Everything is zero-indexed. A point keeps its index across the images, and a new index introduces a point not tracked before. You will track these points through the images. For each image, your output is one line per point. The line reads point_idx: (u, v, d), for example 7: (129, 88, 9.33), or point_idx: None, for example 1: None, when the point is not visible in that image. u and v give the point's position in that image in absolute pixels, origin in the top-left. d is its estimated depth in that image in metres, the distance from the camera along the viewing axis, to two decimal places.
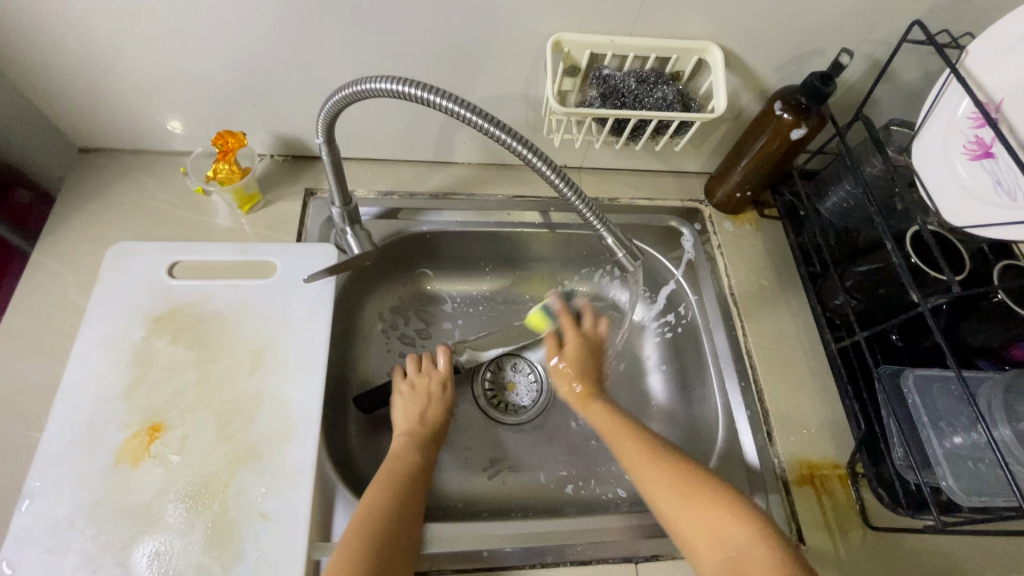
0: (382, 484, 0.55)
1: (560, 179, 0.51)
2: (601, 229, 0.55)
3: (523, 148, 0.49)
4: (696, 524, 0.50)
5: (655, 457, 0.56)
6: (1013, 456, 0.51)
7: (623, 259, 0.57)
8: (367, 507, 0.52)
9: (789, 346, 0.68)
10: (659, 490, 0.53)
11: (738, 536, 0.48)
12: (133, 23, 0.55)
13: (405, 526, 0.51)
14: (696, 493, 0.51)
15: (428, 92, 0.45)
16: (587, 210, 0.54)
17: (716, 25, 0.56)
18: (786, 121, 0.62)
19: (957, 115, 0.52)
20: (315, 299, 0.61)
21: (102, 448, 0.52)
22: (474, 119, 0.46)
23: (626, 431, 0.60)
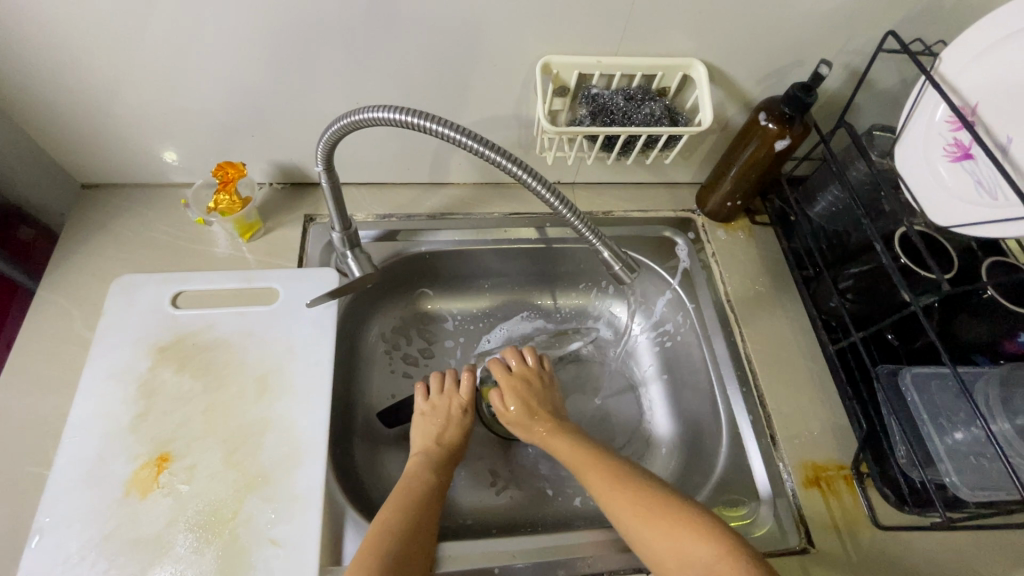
0: (394, 506, 0.54)
1: (553, 196, 0.52)
2: (596, 243, 0.56)
3: (517, 169, 0.50)
4: (670, 556, 0.49)
5: (625, 486, 0.55)
6: (1013, 448, 0.53)
7: (619, 271, 0.58)
8: (376, 531, 0.51)
9: (788, 350, 0.69)
10: (628, 515, 0.53)
11: (713, 565, 0.47)
12: (134, 60, 0.57)
13: (414, 552, 0.51)
14: (672, 523, 0.51)
15: (422, 119, 0.46)
16: (581, 225, 0.55)
17: (698, 42, 0.58)
18: (771, 132, 0.64)
19: (935, 119, 0.54)
20: (318, 323, 0.62)
21: (112, 480, 0.52)
22: (466, 142, 0.48)
23: (592, 460, 0.59)
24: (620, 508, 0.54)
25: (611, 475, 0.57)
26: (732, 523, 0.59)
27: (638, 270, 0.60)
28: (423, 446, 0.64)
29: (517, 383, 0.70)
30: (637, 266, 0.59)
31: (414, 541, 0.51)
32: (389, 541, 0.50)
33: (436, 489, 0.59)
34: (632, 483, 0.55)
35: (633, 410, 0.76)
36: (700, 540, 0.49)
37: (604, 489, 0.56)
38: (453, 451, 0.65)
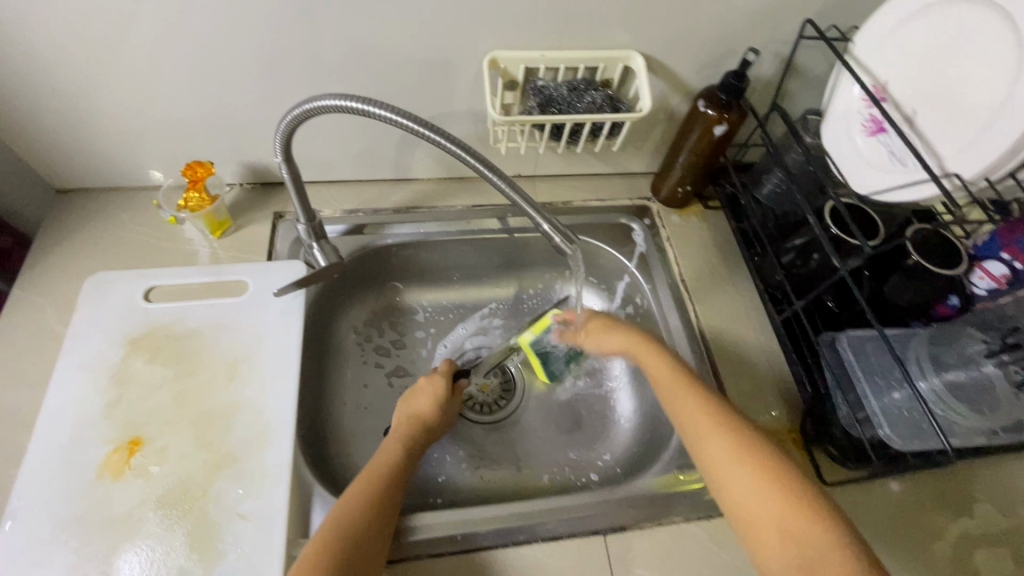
0: (350, 497, 0.53)
1: (493, 173, 0.54)
2: (537, 218, 0.57)
3: (453, 145, 0.52)
4: (771, 521, 0.47)
5: (744, 449, 0.52)
6: (940, 402, 0.57)
7: (559, 243, 0.58)
8: (326, 527, 0.50)
9: (739, 324, 0.72)
10: (738, 479, 0.51)
11: (820, 545, 0.45)
12: (102, 66, 0.60)
13: (366, 548, 0.50)
14: (788, 496, 0.48)
15: (365, 103, 0.49)
16: (522, 200, 0.56)
17: (636, 35, 0.63)
18: (711, 118, 0.68)
19: (853, 99, 0.58)
20: (286, 311, 0.65)
21: (85, 464, 0.54)
22: (406, 122, 0.50)
23: (721, 416, 0.55)
24: (730, 462, 0.52)
25: (724, 427, 0.54)
26: (688, 486, 0.61)
27: (579, 243, 0.59)
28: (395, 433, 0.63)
29: (604, 324, 0.70)
30: (578, 238, 0.59)
31: (365, 537, 0.50)
32: (338, 539, 0.49)
33: (400, 476, 0.58)
34: (748, 444, 0.53)
35: (597, 389, 0.79)
36: (814, 521, 0.46)
37: (715, 438, 0.54)
38: (421, 436, 0.65)
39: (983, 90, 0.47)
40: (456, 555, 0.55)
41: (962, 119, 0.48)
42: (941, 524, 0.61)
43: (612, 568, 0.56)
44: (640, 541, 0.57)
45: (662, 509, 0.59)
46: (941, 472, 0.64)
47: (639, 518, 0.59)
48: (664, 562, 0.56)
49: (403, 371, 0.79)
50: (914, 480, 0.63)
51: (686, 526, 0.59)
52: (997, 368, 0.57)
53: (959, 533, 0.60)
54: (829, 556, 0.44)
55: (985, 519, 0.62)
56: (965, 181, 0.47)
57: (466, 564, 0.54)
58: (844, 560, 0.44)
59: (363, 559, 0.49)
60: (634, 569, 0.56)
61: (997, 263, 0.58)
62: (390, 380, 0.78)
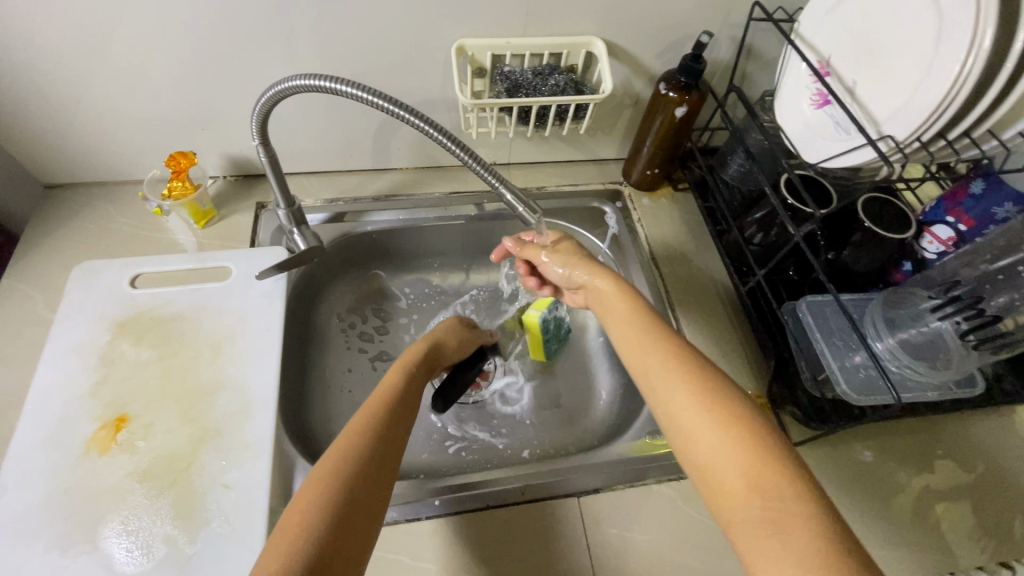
0: (358, 424, 0.49)
1: (456, 146, 0.57)
2: (498, 187, 0.61)
3: (417, 120, 0.55)
4: (738, 465, 0.42)
5: (706, 395, 0.47)
6: (894, 360, 0.59)
7: (522, 213, 0.62)
8: (334, 451, 0.46)
9: (706, 298, 0.75)
10: (699, 428, 0.46)
11: (784, 494, 0.39)
12: (84, 62, 0.62)
13: (382, 472, 0.46)
14: (753, 440, 0.43)
15: (333, 82, 0.51)
16: (484, 172, 0.60)
17: (596, 22, 0.66)
18: (672, 100, 0.71)
19: (801, 76, 0.62)
20: (269, 293, 0.68)
21: (73, 440, 0.56)
22: (376, 101, 0.53)
23: (680, 364, 0.50)
24: (698, 407, 0.47)
25: (688, 375, 0.49)
26: (659, 451, 0.63)
27: (542, 212, 0.63)
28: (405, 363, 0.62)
29: (578, 249, 0.68)
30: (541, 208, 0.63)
31: (380, 462, 0.46)
32: (352, 462, 0.45)
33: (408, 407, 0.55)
34: (711, 388, 0.48)
35: (576, 367, 0.82)
36: (780, 467, 0.41)
37: (685, 384, 0.49)
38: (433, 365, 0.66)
39: (909, 57, 0.51)
40: (432, 519, 0.56)
41: (893, 86, 0.52)
42: (903, 480, 0.63)
43: (585, 529, 0.57)
44: (612, 502, 0.59)
45: (633, 472, 0.61)
46: (903, 431, 0.66)
47: (612, 481, 0.60)
48: (636, 522, 0.58)
49: (386, 355, 0.82)
50: (876, 439, 0.65)
51: (657, 487, 0.61)
52: (944, 322, 0.57)
53: (921, 488, 0.63)
54: (796, 506, 0.39)
55: (946, 474, 0.64)
56: (898, 141, 0.50)
57: (442, 528, 0.56)
58: (811, 511, 0.38)
59: (380, 484, 0.45)
60: (606, 529, 0.58)
61: (943, 227, 0.61)
62: (374, 364, 0.80)
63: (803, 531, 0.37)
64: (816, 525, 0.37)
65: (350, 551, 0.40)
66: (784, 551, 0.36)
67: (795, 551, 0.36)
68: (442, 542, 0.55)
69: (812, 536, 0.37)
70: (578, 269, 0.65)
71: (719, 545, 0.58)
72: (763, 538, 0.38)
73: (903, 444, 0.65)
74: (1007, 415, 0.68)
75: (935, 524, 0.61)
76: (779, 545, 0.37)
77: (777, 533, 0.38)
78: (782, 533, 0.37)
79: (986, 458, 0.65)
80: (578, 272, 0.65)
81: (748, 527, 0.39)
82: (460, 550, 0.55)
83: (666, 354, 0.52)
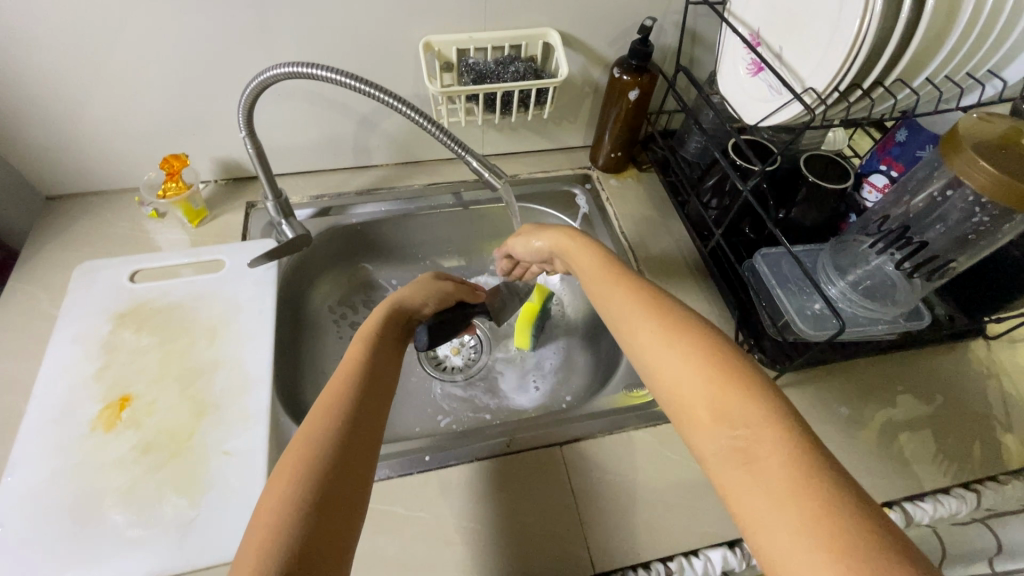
0: (331, 393, 0.48)
1: (427, 122, 0.62)
2: (464, 155, 0.65)
3: (390, 99, 0.60)
4: (704, 409, 0.42)
5: (676, 360, 0.46)
6: (845, 301, 0.63)
7: (489, 178, 0.66)
8: (307, 423, 0.45)
9: (673, 264, 0.80)
10: (678, 393, 0.45)
11: (752, 441, 0.39)
12: (84, 76, 0.68)
13: (364, 433, 0.45)
14: (717, 387, 0.43)
15: (310, 67, 0.57)
16: (452, 143, 0.64)
17: (550, 15, 0.73)
18: (627, 82, 0.77)
19: (737, 48, 0.68)
20: (261, 279, 0.72)
21: (80, 421, 0.59)
22: (351, 82, 0.58)
23: (645, 333, 0.50)
24: (662, 360, 0.47)
25: (660, 339, 0.48)
26: (635, 401, 0.67)
27: (507, 177, 0.68)
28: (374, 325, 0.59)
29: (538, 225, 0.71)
30: (506, 174, 0.67)
31: (360, 426, 0.46)
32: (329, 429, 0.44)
33: (383, 370, 0.53)
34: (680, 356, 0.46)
35: (557, 340, 0.86)
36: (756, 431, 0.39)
37: (647, 340, 0.49)
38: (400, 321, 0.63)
39: (823, 18, 0.57)
40: (423, 473, 0.59)
41: (813, 44, 0.58)
42: (866, 414, 0.67)
43: (569, 475, 0.60)
44: (593, 450, 0.62)
45: (613, 421, 0.64)
46: (865, 370, 0.70)
47: (593, 431, 0.63)
48: (617, 466, 0.61)
49: None
50: (840, 378, 0.69)
51: (636, 433, 0.64)
52: (882, 257, 0.62)
53: (883, 421, 0.66)
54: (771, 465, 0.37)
55: (907, 407, 0.68)
56: (819, 92, 0.56)
57: (432, 481, 0.59)
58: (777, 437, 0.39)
59: (362, 445, 0.44)
60: (589, 473, 0.61)
61: (879, 174, 0.68)
62: None
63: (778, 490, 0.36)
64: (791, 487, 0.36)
65: (340, 512, 0.40)
66: (764, 506, 0.36)
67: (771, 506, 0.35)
68: (433, 491, 0.58)
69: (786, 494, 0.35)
70: (544, 241, 0.68)
71: (697, 481, 0.61)
72: (737, 475, 0.38)
73: (866, 380, 0.69)
74: (962, 349, 0.73)
75: (899, 450, 0.64)
76: (754, 494, 0.37)
77: (749, 466, 0.38)
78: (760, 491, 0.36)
79: (945, 391, 0.69)
80: (545, 244, 0.68)
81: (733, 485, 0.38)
82: (449, 499, 0.58)
83: (625, 316, 0.52)
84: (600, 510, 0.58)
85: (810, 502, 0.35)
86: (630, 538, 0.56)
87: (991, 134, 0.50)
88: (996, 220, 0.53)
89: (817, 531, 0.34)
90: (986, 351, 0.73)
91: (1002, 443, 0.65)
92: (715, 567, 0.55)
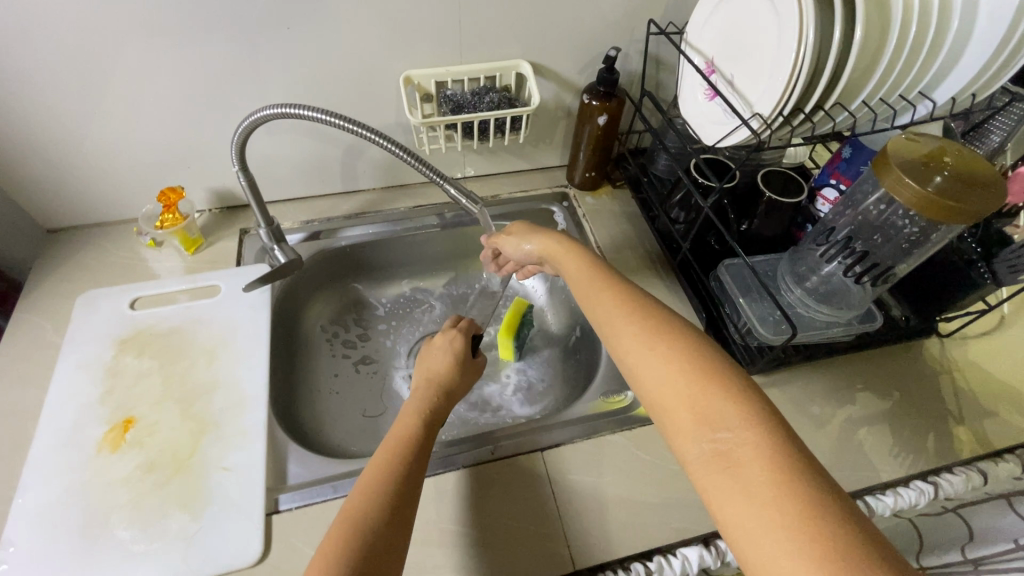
0: (377, 473, 0.52)
1: (406, 153, 0.67)
2: (442, 183, 0.70)
3: (371, 134, 0.65)
4: (688, 415, 0.45)
5: (658, 370, 0.49)
6: (803, 306, 0.68)
7: (466, 203, 0.72)
8: (352, 503, 0.49)
9: (646, 274, 0.84)
10: (663, 401, 0.47)
11: (735, 450, 0.42)
12: (85, 115, 0.72)
13: (400, 506, 0.49)
14: (697, 398, 0.45)
15: (295, 107, 0.62)
16: (429, 172, 0.70)
17: (521, 47, 0.78)
18: (596, 107, 0.82)
19: (694, 75, 0.74)
20: (256, 303, 0.77)
21: (86, 442, 0.62)
22: (335, 120, 0.63)
23: (631, 339, 0.52)
24: (649, 367, 0.50)
25: (647, 342, 0.51)
26: (613, 406, 0.72)
27: (483, 202, 0.73)
28: (414, 406, 0.61)
29: (530, 226, 0.74)
30: (481, 199, 0.73)
31: (397, 503, 0.49)
32: (363, 515, 0.47)
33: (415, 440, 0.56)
34: (664, 368, 0.48)
35: (539, 351, 0.90)
36: (737, 438, 0.42)
37: (630, 347, 0.52)
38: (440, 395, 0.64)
39: (766, 48, 0.62)
40: None
41: (759, 72, 0.63)
42: (828, 412, 0.71)
43: (550, 479, 0.64)
44: (572, 454, 0.66)
45: (590, 426, 0.69)
46: (827, 369, 0.75)
47: (572, 436, 0.68)
48: (594, 468, 0.65)
49: (368, 359, 0.90)
50: (804, 379, 0.74)
51: (612, 436, 0.68)
52: (833, 265, 0.67)
53: (845, 417, 0.71)
54: (755, 475, 0.40)
55: (867, 404, 0.72)
56: (765, 117, 0.62)
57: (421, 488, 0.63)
58: (759, 437, 0.42)
59: (399, 519, 0.49)
60: (568, 476, 0.65)
61: (830, 188, 0.73)
62: (357, 368, 0.88)
63: (752, 504, 0.39)
64: (771, 494, 0.38)
65: None
66: (749, 519, 0.39)
67: (754, 518, 0.38)
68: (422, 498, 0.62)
69: (765, 505, 0.38)
70: (535, 246, 0.71)
71: (669, 478, 0.65)
72: (719, 481, 0.41)
73: (828, 379, 0.74)
74: (917, 348, 0.77)
75: (859, 445, 0.68)
76: (737, 506, 0.39)
77: (732, 473, 0.41)
78: (746, 502, 0.39)
79: (901, 387, 0.74)
80: (537, 249, 0.71)
81: (720, 494, 0.41)
82: (435, 504, 0.62)
83: (613, 329, 0.55)
84: (579, 510, 0.62)
85: (794, 507, 0.37)
86: (607, 535, 0.60)
87: (917, 155, 0.55)
88: (925, 231, 0.58)
89: (799, 538, 0.36)
90: (940, 349, 0.78)
91: (955, 435, 0.70)
92: (693, 565, 0.58)
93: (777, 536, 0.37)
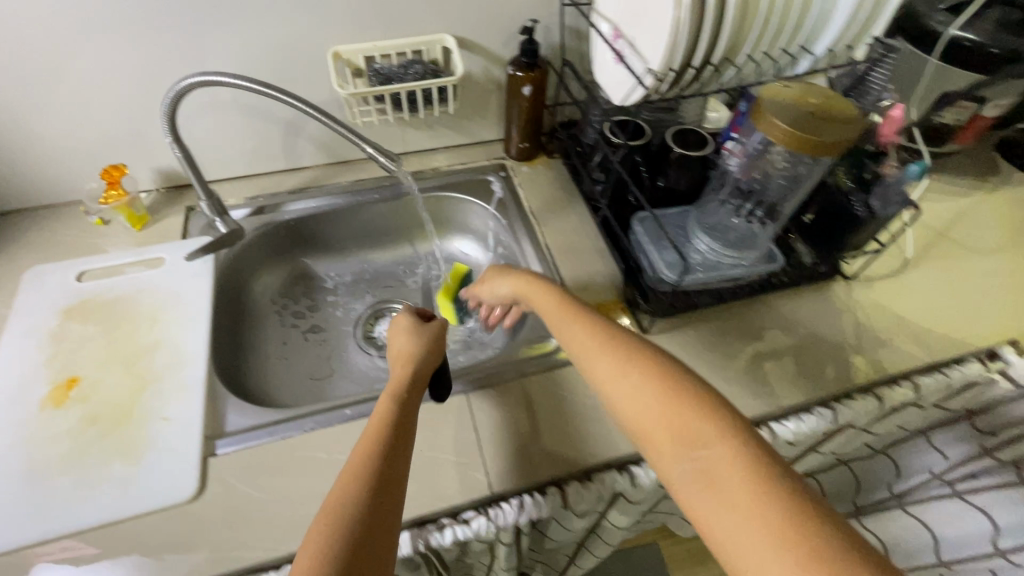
0: (360, 458, 0.50)
1: (326, 117, 0.71)
2: (356, 141, 0.72)
3: (289, 98, 0.69)
4: (667, 439, 0.48)
5: (635, 397, 0.51)
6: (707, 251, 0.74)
7: (386, 163, 0.75)
8: (338, 489, 0.48)
9: (574, 234, 0.89)
10: (644, 428, 0.50)
11: (716, 468, 0.44)
12: (22, 97, 0.75)
13: (385, 484, 0.49)
14: (675, 420, 0.48)
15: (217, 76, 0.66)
16: (347, 132, 0.73)
17: (443, 21, 0.83)
18: (521, 78, 0.87)
19: (603, 40, 0.78)
20: (199, 271, 0.81)
21: (31, 401, 0.66)
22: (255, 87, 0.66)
23: (607, 369, 0.55)
24: (625, 395, 0.52)
25: (620, 369, 0.54)
26: (536, 351, 0.76)
27: (402, 159, 0.77)
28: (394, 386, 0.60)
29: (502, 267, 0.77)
30: (400, 158, 0.76)
31: (384, 484, 0.48)
32: (352, 499, 0.47)
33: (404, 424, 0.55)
34: (641, 394, 0.51)
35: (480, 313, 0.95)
36: (717, 455, 0.45)
37: (605, 374, 0.55)
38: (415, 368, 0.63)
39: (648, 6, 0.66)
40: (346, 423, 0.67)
41: (646, 29, 0.67)
42: (738, 349, 0.76)
43: (473, 417, 0.69)
44: (496, 395, 0.71)
45: (513, 370, 0.74)
46: (738, 311, 0.80)
47: (497, 379, 0.72)
48: (517, 406, 0.70)
49: (317, 328, 0.93)
50: (717, 320, 0.79)
51: (535, 377, 0.73)
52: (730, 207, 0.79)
53: (753, 352, 0.76)
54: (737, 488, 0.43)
55: (774, 340, 0.77)
56: (655, 73, 0.66)
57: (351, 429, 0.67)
58: (735, 451, 0.45)
59: (387, 501, 0.48)
60: (491, 413, 0.69)
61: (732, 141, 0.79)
62: (306, 335, 0.92)
63: (739, 517, 0.41)
64: (754, 506, 0.41)
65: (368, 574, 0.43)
66: (737, 532, 0.41)
67: (742, 531, 0.41)
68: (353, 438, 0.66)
69: (748, 516, 0.41)
70: (507, 286, 0.74)
71: (586, 412, 0.70)
72: (705, 499, 0.44)
73: (739, 320, 0.79)
74: (824, 290, 0.83)
75: (765, 376, 0.74)
76: (725, 521, 0.42)
77: (714, 490, 0.43)
78: (733, 518, 0.42)
79: (807, 324, 0.79)
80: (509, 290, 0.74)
81: (709, 512, 0.43)
82: None
83: (587, 358, 0.58)
84: (500, 442, 0.66)
85: (773, 512, 0.40)
86: (525, 464, 0.65)
87: (806, 104, 0.61)
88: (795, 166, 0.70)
89: (779, 542, 0.39)
90: (845, 289, 0.83)
91: (853, 364, 0.75)
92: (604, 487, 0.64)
93: (762, 542, 0.40)
